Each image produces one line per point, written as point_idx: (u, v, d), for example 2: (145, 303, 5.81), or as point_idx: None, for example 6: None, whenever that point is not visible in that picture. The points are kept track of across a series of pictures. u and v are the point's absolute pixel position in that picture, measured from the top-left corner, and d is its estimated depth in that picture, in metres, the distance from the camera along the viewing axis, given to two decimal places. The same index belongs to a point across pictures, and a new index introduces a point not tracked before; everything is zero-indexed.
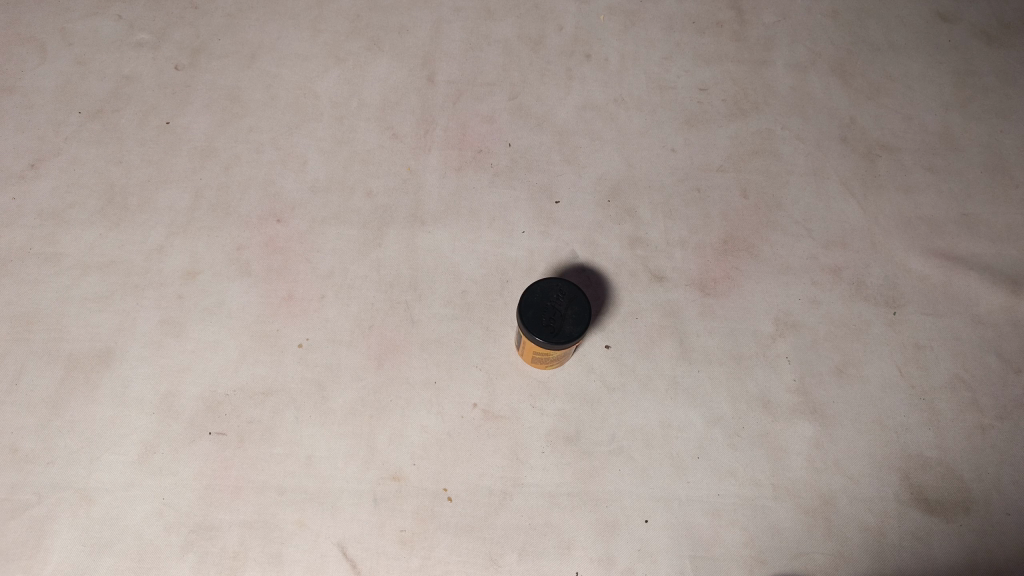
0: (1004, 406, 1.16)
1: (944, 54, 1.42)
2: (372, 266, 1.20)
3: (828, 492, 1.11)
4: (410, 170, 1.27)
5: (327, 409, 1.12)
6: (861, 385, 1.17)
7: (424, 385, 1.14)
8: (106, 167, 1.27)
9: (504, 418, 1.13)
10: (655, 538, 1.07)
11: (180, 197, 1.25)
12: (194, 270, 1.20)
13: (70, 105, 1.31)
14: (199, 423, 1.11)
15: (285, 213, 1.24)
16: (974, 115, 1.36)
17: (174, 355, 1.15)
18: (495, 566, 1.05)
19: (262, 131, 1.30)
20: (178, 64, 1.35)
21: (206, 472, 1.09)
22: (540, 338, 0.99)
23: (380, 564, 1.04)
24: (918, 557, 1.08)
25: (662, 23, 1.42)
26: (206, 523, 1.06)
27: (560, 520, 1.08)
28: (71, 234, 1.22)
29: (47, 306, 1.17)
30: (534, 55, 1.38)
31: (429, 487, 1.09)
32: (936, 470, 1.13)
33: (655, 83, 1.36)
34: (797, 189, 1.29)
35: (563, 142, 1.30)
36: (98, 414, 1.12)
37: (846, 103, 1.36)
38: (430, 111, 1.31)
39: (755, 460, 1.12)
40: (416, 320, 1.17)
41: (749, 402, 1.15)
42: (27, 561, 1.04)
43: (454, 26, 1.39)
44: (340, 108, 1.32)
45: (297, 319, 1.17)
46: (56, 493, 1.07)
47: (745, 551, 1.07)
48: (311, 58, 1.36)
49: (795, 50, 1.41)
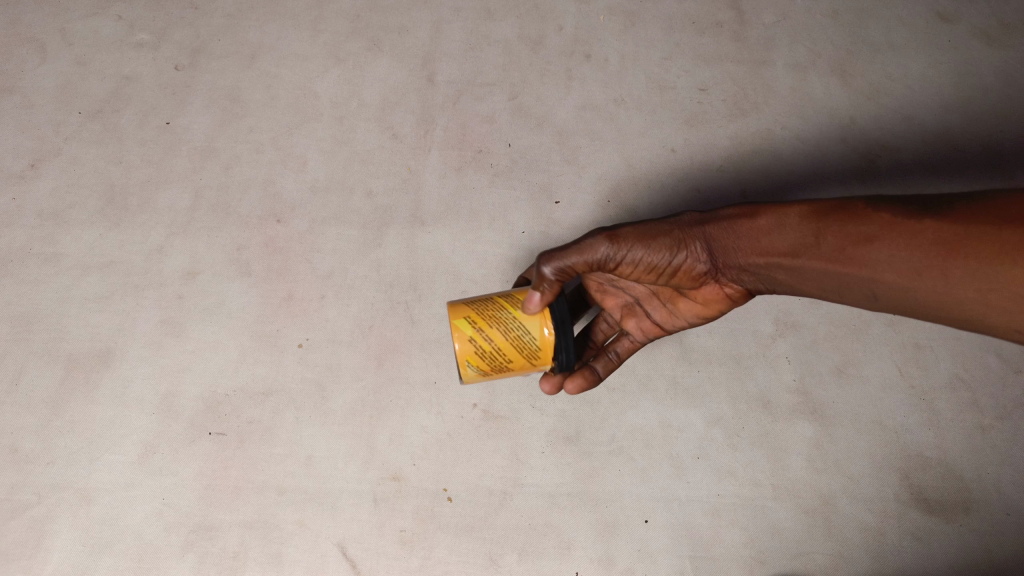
0: (1003, 406, 1.16)
1: (944, 54, 1.42)
2: (372, 266, 1.20)
3: (828, 493, 1.11)
4: (410, 170, 1.27)
5: (327, 410, 1.12)
6: (861, 385, 1.17)
7: (424, 385, 1.14)
8: (106, 167, 1.27)
9: (504, 418, 1.13)
10: (655, 538, 1.08)
11: (180, 198, 1.25)
12: (194, 270, 1.20)
13: (70, 105, 1.31)
14: (199, 423, 1.12)
15: (285, 213, 1.24)
16: (974, 115, 1.36)
17: (174, 355, 1.15)
18: (495, 565, 1.06)
19: (262, 131, 1.30)
20: (179, 64, 1.34)
21: (206, 472, 1.09)
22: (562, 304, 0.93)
23: (380, 564, 1.06)
24: (917, 557, 1.09)
25: (662, 23, 1.41)
26: (206, 523, 1.07)
27: (560, 521, 1.08)
28: (71, 234, 1.22)
29: (47, 307, 1.18)
30: (534, 54, 1.37)
31: (429, 487, 1.09)
32: (936, 469, 1.13)
33: (655, 83, 1.36)
34: (797, 190, 1.29)
35: (562, 142, 1.30)
36: (98, 414, 1.12)
37: (846, 103, 1.36)
38: (429, 112, 1.31)
39: (755, 460, 1.12)
40: (416, 320, 1.17)
41: (749, 402, 1.15)
42: (27, 561, 1.05)
43: (454, 26, 1.39)
44: (340, 108, 1.32)
45: (297, 319, 1.17)
46: (56, 493, 1.08)
47: (744, 551, 1.08)
48: (311, 58, 1.36)
49: (795, 51, 1.40)
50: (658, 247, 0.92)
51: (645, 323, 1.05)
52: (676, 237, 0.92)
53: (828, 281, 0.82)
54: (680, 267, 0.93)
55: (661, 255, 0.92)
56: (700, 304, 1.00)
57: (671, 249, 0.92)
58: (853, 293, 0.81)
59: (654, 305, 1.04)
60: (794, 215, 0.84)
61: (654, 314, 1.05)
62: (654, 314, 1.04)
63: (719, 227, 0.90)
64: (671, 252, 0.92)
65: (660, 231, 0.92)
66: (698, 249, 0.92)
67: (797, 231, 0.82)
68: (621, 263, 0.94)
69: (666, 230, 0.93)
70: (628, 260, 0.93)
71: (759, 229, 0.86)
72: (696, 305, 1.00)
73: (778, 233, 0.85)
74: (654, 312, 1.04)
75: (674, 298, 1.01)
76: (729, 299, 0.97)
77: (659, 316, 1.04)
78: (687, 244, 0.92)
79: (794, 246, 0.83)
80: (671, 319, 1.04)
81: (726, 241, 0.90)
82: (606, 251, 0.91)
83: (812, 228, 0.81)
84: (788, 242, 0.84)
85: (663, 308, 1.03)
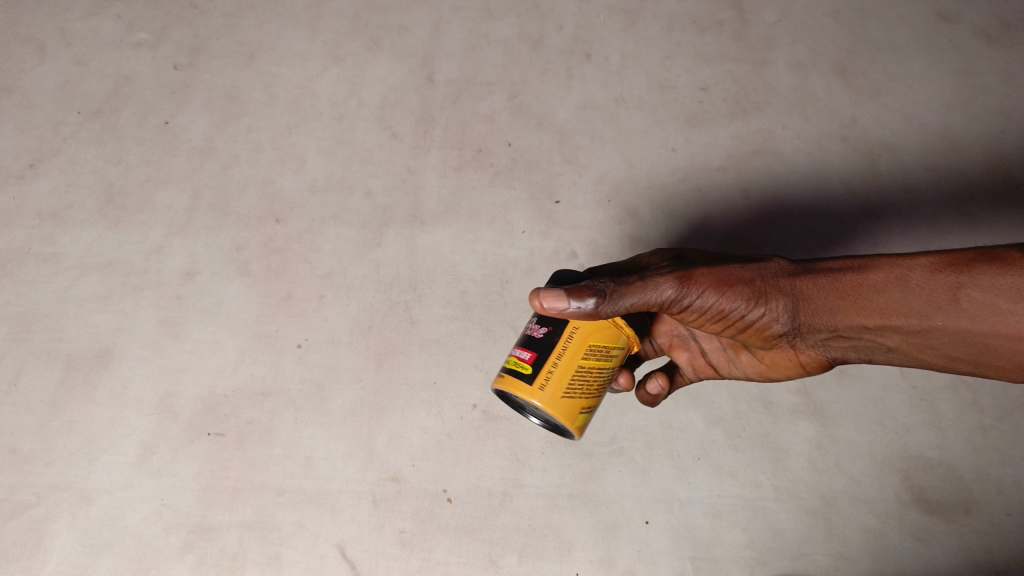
0: (1004, 406, 1.16)
1: (945, 53, 1.41)
2: (371, 266, 1.20)
3: (829, 493, 1.11)
4: (410, 170, 1.26)
5: (326, 410, 1.12)
6: (862, 385, 1.16)
7: (424, 386, 1.13)
8: (106, 167, 1.26)
9: (504, 419, 1.12)
10: (655, 539, 1.08)
11: (179, 198, 1.24)
12: (193, 270, 1.20)
13: (69, 105, 1.30)
14: (198, 423, 1.11)
15: (285, 213, 1.23)
16: (975, 115, 1.36)
17: (174, 356, 1.15)
18: (495, 567, 1.06)
19: (261, 131, 1.29)
20: (178, 63, 1.34)
21: (206, 472, 1.09)
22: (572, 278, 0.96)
23: (379, 565, 1.05)
24: (919, 557, 1.08)
25: (662, 23, 1.40)
26: (205, 524, 1.07)
27: (560, 522, 1.08)
28: (71, 234, 1.22)
29: (46, 307, 1.17)
30: (534, 54, 1.36)
31: (429, 487, 1.09)
32: (937, 470, 1.12)
33: (655, 82, 1.35)
34: (798, 190, 1.29)
35: (563, 141, 1.29)
36: (97, 414, 1.12)
37: (847, 104, 1.36)
38: (429, 111, 1.31)
39: (755, 461, 1.12)
40: (416, 321, 1.17)
41: (749, 403, 1.14)
42: (27, 561, 1.04)
43: (454, 26, 1.38)
44: (340, 107, 1.31)
45: (296, 319, 1.17)
46: (56, 494, 1.08)
47: (745, 551, 1.08)
48: (310, 58, 1.35)
49: (796, 50, 1.40)
50: (734, 295, 0.84)
51: (699, 362, 1.04)
52: (759, 287, 0.83)
53: (961, 351, 0.72)
54: (754, 322, 0.86)
55: (736, 307, 0.85)
56: (767, 358, 0.96)
57: (748, 300, 0.84)
58: (983, 363, 0.72)
59: (713, 346, 1.02)
60: (923, 268, 0.73)
61: (713, 354, 1.02)
62: (710, 355, 1.02)
63: (814, 284, 0.81)
64: (748, 307, 0.84)
65: (740, 277, 0.84)
66: (780, 307, 0.83)
67: (927, 291, 0.72)
68: (686, 306, 0.86)
69: (747, 278, 0.84)
70: (695, 306, 0.85)
71: (872, 286, 0.76)
72: (760, 360, 0.97)
73: (900, 291, 0.74)
74: (711, 352, 1.02)
75: (736, 348, 0.99)
76: (802, 365, 0.93)
77: (715, 358, 1.02)
78: (771, 299, 0.83)
79: (921, 309, 0.73)
80: (727, 365, 1.02)
81: (823, 298, 0.80)
82: (671, 293, 0.83)
83: (947, 284, 0.71)
84: (912, 304, 0.73)
85: (723, 352, 1.01)
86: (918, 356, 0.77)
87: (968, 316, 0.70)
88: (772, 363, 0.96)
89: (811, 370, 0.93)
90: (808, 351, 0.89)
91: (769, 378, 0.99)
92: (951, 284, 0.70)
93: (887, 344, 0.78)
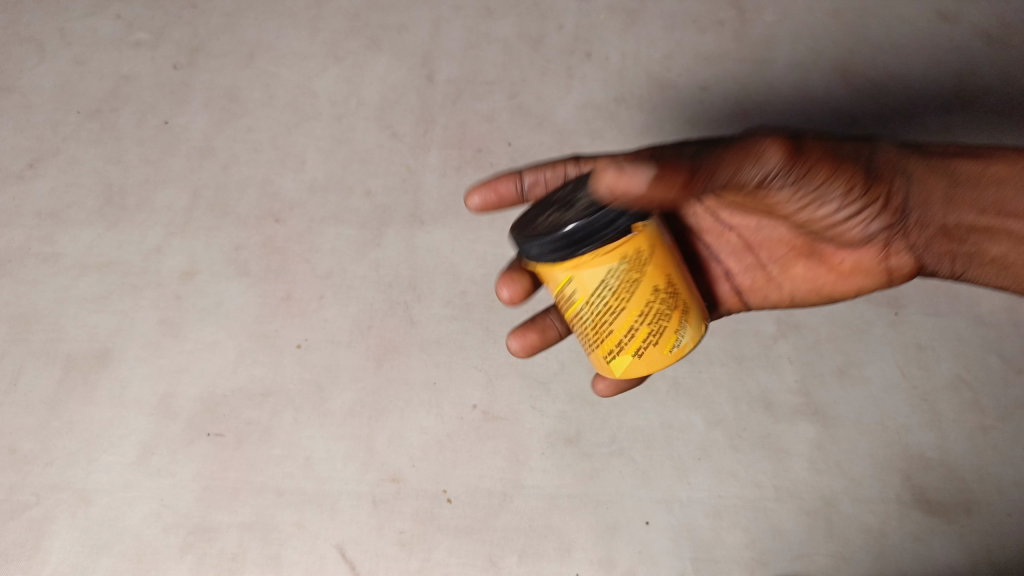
0: (1005, 407, 1.14)
1: (944, 55, 1.37)
2: (371, 266, 1.20)
3: (830, 494, 1.10)
4: (410, 170, 1.26)
5: (326, 410, 1.12)
6: (863, 386, 1.15)
7: (424, 386, 1.13)
8: (106, 167, 1.26)
9: (503, 419, 1.12)
10: (655, 540, 1.08)
11: (178, 197, 1.24)
12: (192, 270, 1.19)
13: (69, 105, 1.30)
14: (197, 423, 1.11)
15: (284, 213, 1.23)
16: (975, 116, 1.35)
17: (173, 355, 1.15)
18: (495, 567, 1.06)
19: (261, 131, 1.29)
20: (177, 63, 1.32)
21: (205, 473, 1.09)
22: (539, 236, 0.75)
23: (379, 566, 1.06)
24: (919, 557, 1.08)
25: (662, 22, 1.38)
26: (204, 525, 1.07)
27: (560, 522, 1.08)
28: (69, 234, 1.21)
29: (46, 307, 1.17)
30: (534, 54, 1.35)
31: (428, 488, 1.09)
32: (938, 471, 1.12)
33: (655, 82, 1.34)
34: None
35: (563, 141, 1.30)
36: (96, 414, 1.12)
37: (848, 103, 1.35)
38: (429, 111, 1.30)
39: (755, 461, 1.11)
40: (415, 321, 1.17)
41: (750, 403, 1.14)
42: (27, 561, 1.06)
43: (454, 25, 1.35)
44: (339, 107, 1.30)
45: (296, 319, 1.17)
46: (56, 493, 1.08)
47: (745, 552, 1.08)
48: (310, 57, 1.33)
49: (796, 50, 1.38)
50: (840, 177, 0.80)
51: (731, 286, 1.03)
52: (857, 177, 0.82)
53: (994, 182, 0.88)
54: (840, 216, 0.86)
55: (830, 200, 0.83)
56: (824, 266, 0.99)
57: (852, 178, 0.81)
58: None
59: (748, 266, 1.02)
60: (964, 166, 0.88)
61: (743, 276, 1.03)
62: (744, 275, 1.03)
63: (890, 158, 0.86)
64: (846, 189, 0.82)
65: (847, 167, 0.81)
66: (867, 194, 0.85)
67: (975, 183, 0.88)
68: (771, 184, 0.78)
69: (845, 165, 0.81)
70: (790, 184, 0.79)
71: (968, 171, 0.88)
72: (812, 272, 1.00)
73: (953, 181, 0.88)
74: (745, 274, 1.03)
75: (781, 262, 1.01)
76: (871, 267, 0.95)
77: (749, 280, 1.03)
78: (864, 185, 0.84)
79: (959, 193, 0.89)
80: (766, 285, 1.03)
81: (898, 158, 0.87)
82: (775, 164, 0.76)
83: (987, 193, 0.88)
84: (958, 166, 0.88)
85: (761, 271, 1.02)
86: (981, 188, 0.88)
87: (1004, 177, 0.87)
88: (838, 272, 0.98)
89: (874, 280, 0.97)
90: (886, 254, 0.93)
91: (813, 299, 1.02)
92: (999, 195, 0.87)
93: (961, 170, 0.88)
